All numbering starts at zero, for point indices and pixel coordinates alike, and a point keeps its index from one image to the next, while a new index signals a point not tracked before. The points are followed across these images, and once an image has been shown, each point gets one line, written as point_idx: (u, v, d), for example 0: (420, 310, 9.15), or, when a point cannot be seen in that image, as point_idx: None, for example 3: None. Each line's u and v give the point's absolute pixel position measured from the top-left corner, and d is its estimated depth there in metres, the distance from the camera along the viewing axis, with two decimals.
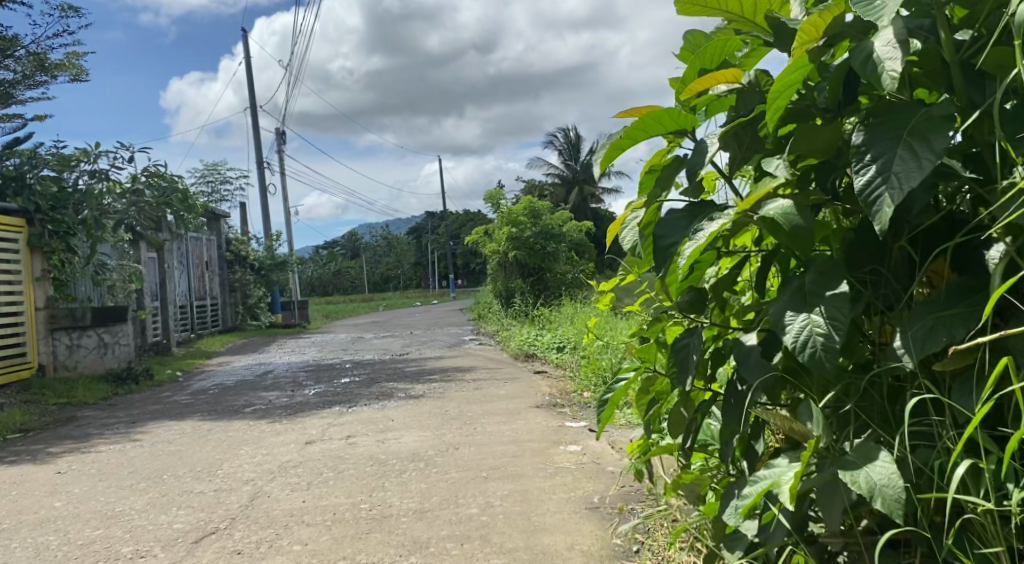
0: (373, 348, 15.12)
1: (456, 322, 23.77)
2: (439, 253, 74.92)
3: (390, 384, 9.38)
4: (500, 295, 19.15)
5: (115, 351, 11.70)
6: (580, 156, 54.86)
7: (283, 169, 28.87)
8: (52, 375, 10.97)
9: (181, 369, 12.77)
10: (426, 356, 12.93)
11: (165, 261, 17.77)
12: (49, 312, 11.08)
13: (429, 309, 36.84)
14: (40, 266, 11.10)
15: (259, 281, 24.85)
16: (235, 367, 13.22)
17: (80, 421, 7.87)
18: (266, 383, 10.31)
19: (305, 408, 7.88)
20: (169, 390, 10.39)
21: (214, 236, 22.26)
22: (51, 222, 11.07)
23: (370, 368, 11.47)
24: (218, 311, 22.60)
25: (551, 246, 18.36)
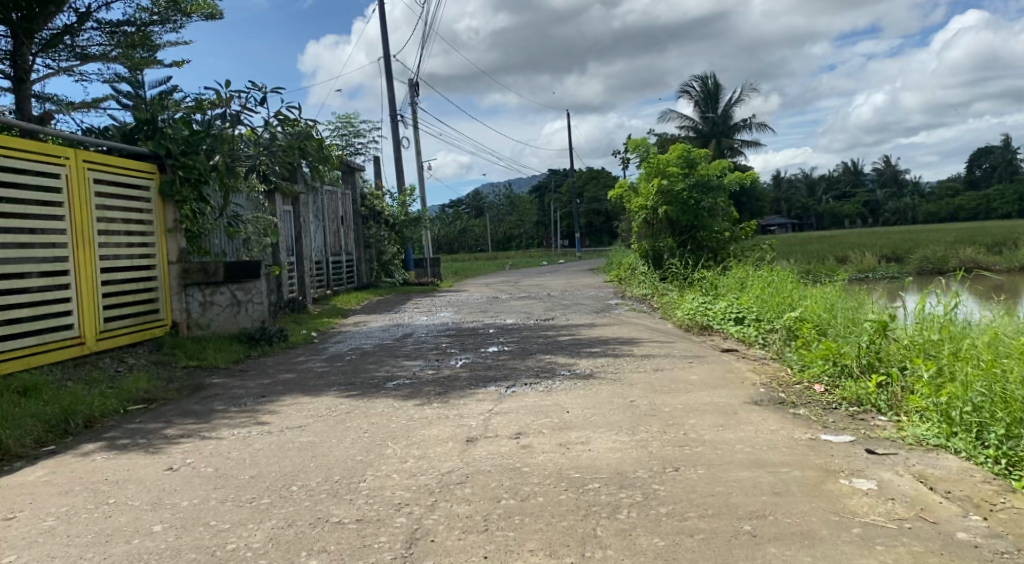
0: (515, 311, 13.89)
1: (595, 283, 22.29)
2: (568, 210, 73.44)
3: (547, 356, 8.05)
4: (645, 257, 17.30)
5: (249, 310, 10.81)
6: (719, 107, 51.69)
7: (415, 121, 28.02)
8: (185, 333, 10.37)
9: (315, 329, 11.97)
10: (576, 321, 11.56)
11: (299, 215, 17.15)
12: (183, 266, 10.41)
13: (562, 267, 35.55)
14: (172, 217, 10.44)
15: (392, 238, 24.17)
16: (369, 329, 12.30)
17: (206, 393, 6.99)
18: (405, 350, 9.21)
19: (454, 385, 6.66)
20: (305, 354, 9.49)
21: (348, 190, 21.66)
22: (183, 168, 10.40)
23: (517, 335, 10.21)
24: (353, 267, 22.05)
25: (707, 201, 16.44)
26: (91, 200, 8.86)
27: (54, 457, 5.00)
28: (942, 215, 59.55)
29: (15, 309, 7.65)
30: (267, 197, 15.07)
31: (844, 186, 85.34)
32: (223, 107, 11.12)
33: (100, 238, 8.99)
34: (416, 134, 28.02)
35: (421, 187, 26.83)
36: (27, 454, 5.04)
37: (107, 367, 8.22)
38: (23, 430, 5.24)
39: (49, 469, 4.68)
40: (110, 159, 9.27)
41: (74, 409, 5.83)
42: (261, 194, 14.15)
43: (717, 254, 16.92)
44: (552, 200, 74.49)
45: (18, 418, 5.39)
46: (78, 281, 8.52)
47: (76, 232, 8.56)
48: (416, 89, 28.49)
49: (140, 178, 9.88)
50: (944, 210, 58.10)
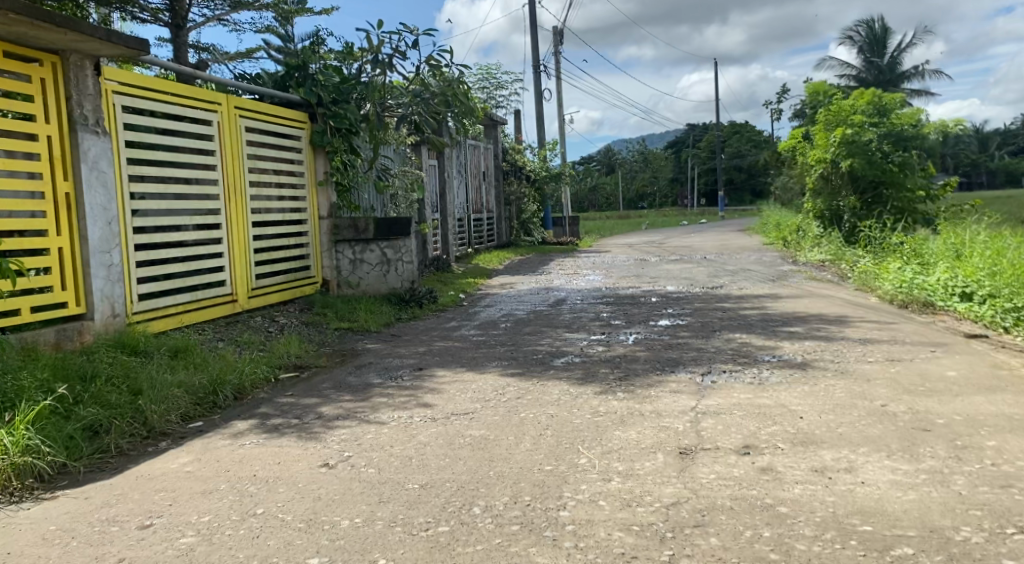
0: (674, 276, 12.66)
1: (751, 245, 20.61)
2: (709, 167, 70.32)
3: (737, 334, 6.84)
4: (821, 219, 15.76)
5: (399, 269, 10.14)
6: (885, 54, 47.64)
7: (558, 73, 26.86)
8: (335, 292, 9.91)
9: (464, 291, 11.25)
10: (750, 291, 10.24)
11: (444, 170, 16.49)
12: (334, 222, 9.93)
13: (704, 228, 33.71)
14: (322, 169, 9.92)
15: (534, 195, 23.19)
16: (518, 292, 11.44)
17: (357, 363, 6.28)
18: (565, 319, 8.26)
19: (636, 368, 5.63)
20: (457, 320, 8.74)
21: (491, 143, 20.85)
22: (335, 117, 9.81)
23: (689, 305, 9.05)
24: (494, 225, 21.33)
25: (900, 155, 14.75)
26: (242, 148, 8.35)
27: (199, 435, 4.34)
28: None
29: (167, 263, 7.21)
30: (413, 150, 14.44)
31: (1019, 142, 77.56)
32: (374, 53, 10.41)
33: (252, 189, 8.49)
34: (559, 87, 26.88)
35: (563, 141, 25.71)
36: (170, 433, 4.41)
37: (257, 327, 7.72)
38: (170, 403, 4.62)
39: (191, 452, 4.01)
40: (262, 105, 8.74)
41: (223, 377, 5.19)
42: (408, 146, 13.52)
43: (907, 215, 15.03)
44: (692, 156, 71.54)
45: (166, 387, 4.78)
46: (230, 235, 8.05)
47: (227, 182, 8.06)
48: (561, 38, 27.25)
49: (291, 128, 9.35)
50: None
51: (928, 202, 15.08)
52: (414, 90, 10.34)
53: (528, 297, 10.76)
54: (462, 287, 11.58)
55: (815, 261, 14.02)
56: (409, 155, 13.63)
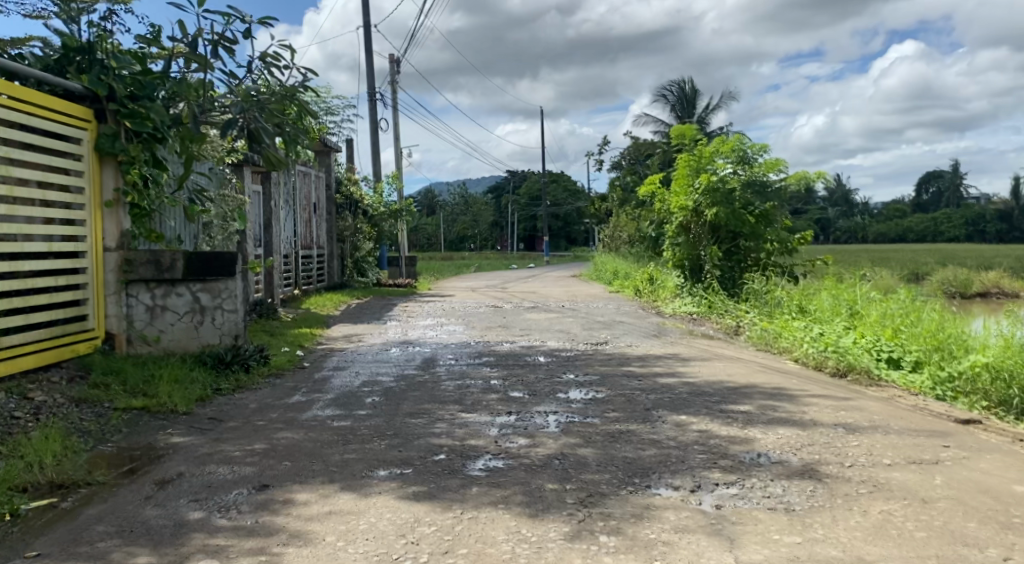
0: (546, 330, 11.14)
1: (599, 293, 19.71)
2: (530, 212, 71.00)
3: (684, 416, 5.34)
4: (682, 268, 14.98)
5: (215, 319, 7.79)
6: (695, 112, 50.22)
7: (395, 103, 25.18)
8: (124, 350, 7.56)
9: (301, 349, 9.16)
10: (644, 349, 8.86)
11: (270, 198, 14.22)
12: (127, 254, 7.56)
13: (540, 273, 33.01)
14: (112, 184, 7.53)
15: (369, 232, 21.17)
16: (364, 350, 9.41)
17: (159, 477, 4.20)
18: (448, 392, 6.43)
19: (587, 478, 3.98)
20: (300, 392, 6.70)
21: (322, 172, 18.76)
22: (129, 116, 7.47)
23: (588, 369, 7.50)
24: (324, 264, 19.15)
25: (760, 205, 14.13)
26: None
27: None
28: (898, 236, 59.19)
29: None
30: (234, 172, 12.19)
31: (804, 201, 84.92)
32: (193, 42, 8.17)
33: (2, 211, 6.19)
34: (397, 118, 25.17)
35: (400, 176, 23.91)
36: None
37: None
38: None
39: None
40: (21, 91, 6.43)
41: None
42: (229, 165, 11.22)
43: (763, 268, 14.42)
44: (513, 201, 71.99)
45: None
46: None
47: None
48: (399, 67, 25.66)
49: (66, 126, 7.02)
50: (894, 230, 57.98)
51: (785, 255, 14.49)
52: (241, 92, 8.17)
53: (376, 358, 8.71)
54: (290, 342, 9.33)
55: (685, 314, 13.08)
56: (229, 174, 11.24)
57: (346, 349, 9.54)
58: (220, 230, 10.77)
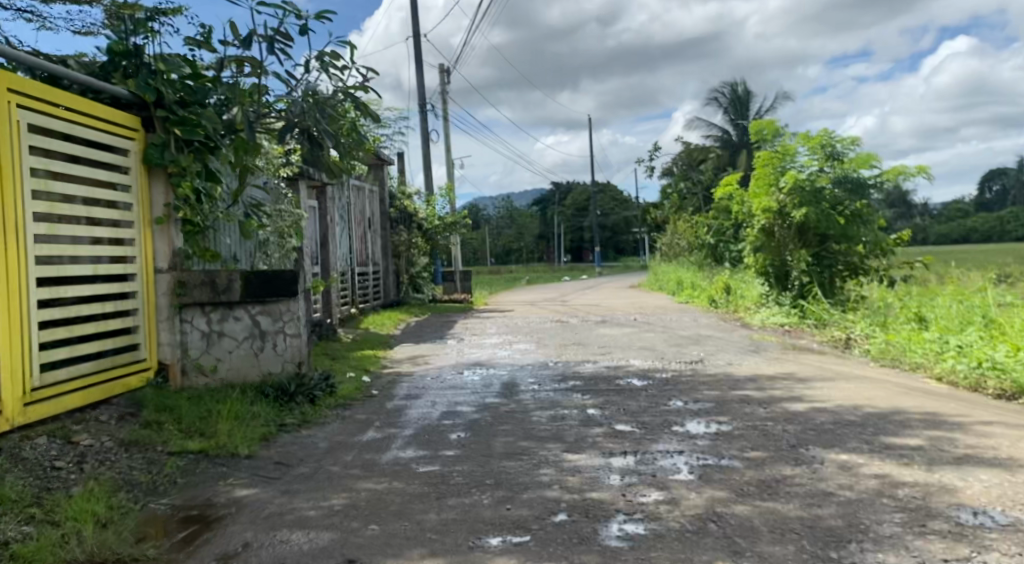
0: (627, 347, 10.22)
1: (666, 304, 18.72)
2: (578, 224, 70.09)
3: (846, 455, 4.37)
4: (766, 274, 14.13)
5: (277, 344, 7.07)
6: (748, 115, 48.91)
7: (446, 114, 24.56)
8: (179, 383, 6.84)
9: (367, 375, 8.40)
10: (748, 368, 7.87)
11: (326, 214, 13.59)
12: (180, 275, 6.86)
13: (596, 285, 32.08)
14: (162, 200, 6.85)
15: (424, 247, 20.46)
16: (434, 375, 8.59)
17: (222, 551, 3.41)
18: (543, 426, 5.55)
19: (767, 554, 3.07)
20: (374, 428, 5.89)
21: (375, 186, 18.16)
22: (178, 122, 6.78)
23: (695, 394, 6.56)
24: (380, 281, 18.50)
25: (853, 204, 13.06)
26: (23, 168, 5.39)
27: None
28: (963, 237, 56.88)
29: None
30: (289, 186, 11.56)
31: None
32: (246, 42, 7.45)
33: (41, 231, 5.51)
34: (448, 129, 24.53)
35: (453, 189, 23.21)
36: None
37: (34, 458, 4.62)
38: None
39: None
40: (60, 95, 5.76)
41: None
42: (282, 178, 10.57)
43: (857, 273, 13.39)
44: (560, 212, 71.05)
45: None
46: None
47: None
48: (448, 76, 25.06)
49: (112, 136, 6.34)
50: (958, 229, 55.64)
51: (880, 257, 13.37)
52: (302, 86, 7.27)
53: (449, 384, 7.86)
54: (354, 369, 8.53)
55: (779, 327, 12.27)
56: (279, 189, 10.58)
57: (414, 373, 8.72)
58: (276, 248, 10.13)
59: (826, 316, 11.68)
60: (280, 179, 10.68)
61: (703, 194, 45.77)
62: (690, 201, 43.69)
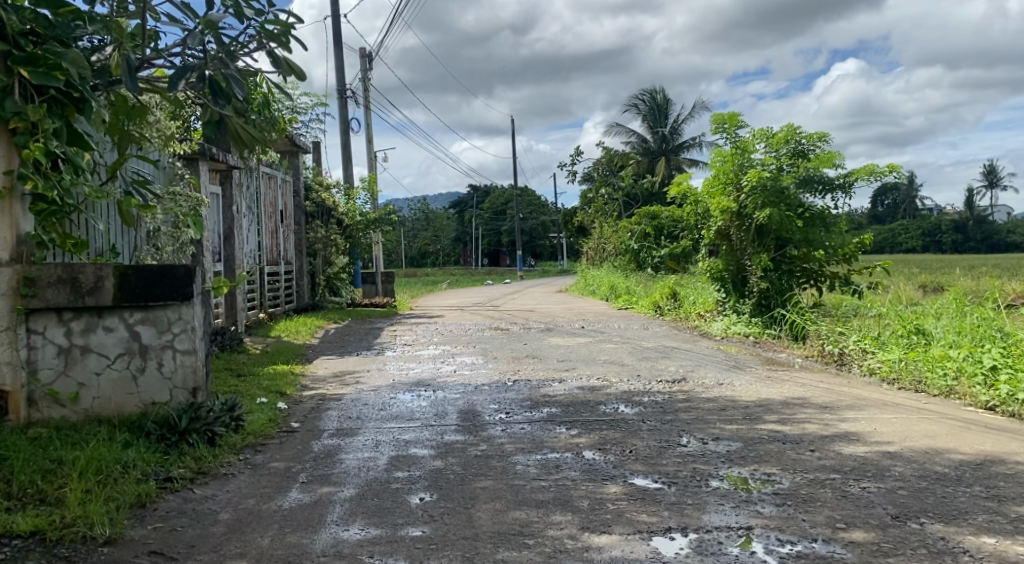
0: (589, 362, 8.89)
1: (605, 311, 17.60)
2: (494, 227, 68.99)
3: (996, 540, 3.15)
4: (721, 279, 13.05)
5: (164, 365, 5.36)
6: (668, 122, 48.88)
7: (367, 103, 22.90)
8: (23, 417, 5.09)
9: (284, 403, 6.74)
10: (749, 391, 6.58)
11: (232, 202, 11.75)
12: (27, 269, 5.09)
13: (521, 290, 30.87)
14: (2, 167, 5.06)
15: (343, 246, 18.71)
16: (362, 402, 6.96)
17: None
18: (535, 483, 4.08)
19: None
20: (298, 485, 4.30)
21: (289, 174, 16.35)
22: (26, 61, 4.95)
23: (710, 428, 5.20)
24: (293, 282, 16.66)
25: (815, 205, 12.06)
26: None
27: None
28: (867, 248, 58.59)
29: None
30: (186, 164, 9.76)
31: None
32: None
33: None
34: (369, 120, 22.86)
35: (375, 183, 21.47)
36: None
37: None
38: None
39: None
40: None
41: None
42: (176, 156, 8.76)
43: (816, 280, 12.40)
44: (476, 215, 69.66)
45: None
46: None
47: None
48: (370, 63, 23.39)
49: None
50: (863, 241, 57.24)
51: (841, 263, 12.34)
52: (203, 20, 5.53)
53: (388, 415, 6.29)
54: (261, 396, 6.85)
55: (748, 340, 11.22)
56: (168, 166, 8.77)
57: (338, 400, 7.08)
58: (169, 240, 8.52)
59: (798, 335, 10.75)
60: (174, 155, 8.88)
61: (624, 199, 45.23)
62: (612, 206, 42.99)
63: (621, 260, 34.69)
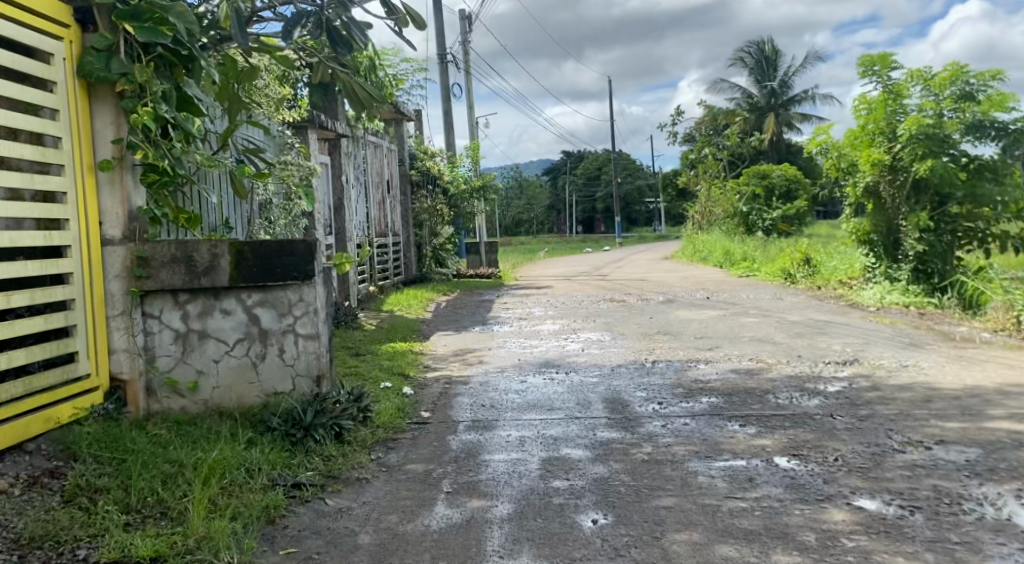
0: (733, 340, 7.99)
1: (725, 280, 16.50)
2: (591, 193, 67.72)
3: None
4: (870, 243, 12.10)
5: (286, 351, 4.86)
6: (776, 77, 46.38)
7: (467, 68, 22.22)
8: (142, 409, 4.67)
9: (408, 389, 6.17)
10: (945, 378, 5.61)
11: (341, 172, 11.30)
12: (141, 248, 4.64)
13: (624, 257, 29.80)
14: (111, 135, 4.61)
15: (448, 215, 18.19)
16: (488, 387, 6.23)
17: None
18: (735, 505, 3.32)
19: None
20: (448, 497, 3.68)
21: (394, 143, 15.86)
22: (130, 16, 4.45)
23: (926, 428, 4.34)
24: (400, 253, 16.25)
25: (981, 158, 10.91)
26: None
27: None
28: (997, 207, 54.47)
29: None
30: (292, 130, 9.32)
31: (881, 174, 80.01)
32: None
33: None
34: (469, 85, 22.19)
35: (478, 150, 20.84)
36: None
37: None
38: None
39: None
40: None
41: None
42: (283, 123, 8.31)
43: (982, 242, 11.14)
44: (573, 181, 68.47)
45: None
46: None
47: None
48: (469, 25, 22.66)
49: (24, 30, 4.10)
50: None
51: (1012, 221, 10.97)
52: None
53: (526, 403, 5.53)
54: (384, 382, 6.29)
55: (912, 310, 10.21)
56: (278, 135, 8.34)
57: (465, 384, 6.43)
58: (281, 213, 8.22)
59: (975, 307, 9.76)
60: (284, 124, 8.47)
61: (730, 161, 43.28)
62: (718, 167, 41.18)
63: (730, 223, 33.12)
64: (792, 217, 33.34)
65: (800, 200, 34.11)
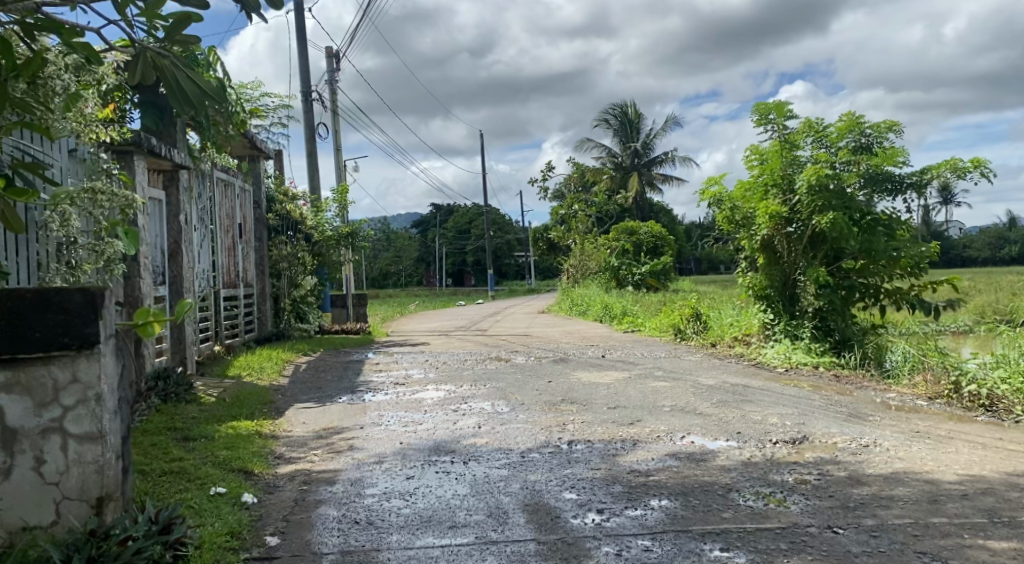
0: (653, 411, 6.77)
1: (609, 336, 15.50)
2: (458, 247, 66.68)
3: None
4: (766, 299, 11.12)
5: (44, 461, 3.26)
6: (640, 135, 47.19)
7: (333, 108, 20.66)
8: None
9: (250, 499, 4.55)
10: (934, 469, 4.60)
11: (178, 209, 9.47)
12: None
13: (497, 311, 28.69)
14: None
15: (311, 264, 16.40)
16: (360, 491, 4.69)
17: None
18: None
19: None
20: None
21: (249, 183, 14.04)
22: None
23: (968, 552, 3.40)
24: (254, 307, 14.32)
25: (877, 211, 10.14)
26: None
27: None
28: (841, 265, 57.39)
29: None
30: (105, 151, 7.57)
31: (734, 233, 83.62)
32: None
33: None
34: (336, 125, 20.62)
35: (345, 195, 19.17)
36: None
37: None
38: None
39: None
40: None
41: None
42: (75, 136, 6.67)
43: (879, 298, 10.43)
44: (440, 234, 67.30)
45: None
46: None
47: None
48: (336, 63, 21.15)
49: None
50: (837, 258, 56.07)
51: (906, 277, 10.27)
52: None
53: (416, 519, 4.02)
54: (215, 489, 4.63)
55: (826, 375, 9.16)
56: (79, 155, 6.95)
57: (331, 486, 4.88)
58: (89, 255, 6.63)
59: (895, 371, 8.73)
60: (86, 143, 6.87)
61: (598, 216, 43.36)
62: (587, 222, 41.04)
63: (601, 277, 32.65)
64: (660, 272, 33.28)
65: (667, 255, 34.21)
